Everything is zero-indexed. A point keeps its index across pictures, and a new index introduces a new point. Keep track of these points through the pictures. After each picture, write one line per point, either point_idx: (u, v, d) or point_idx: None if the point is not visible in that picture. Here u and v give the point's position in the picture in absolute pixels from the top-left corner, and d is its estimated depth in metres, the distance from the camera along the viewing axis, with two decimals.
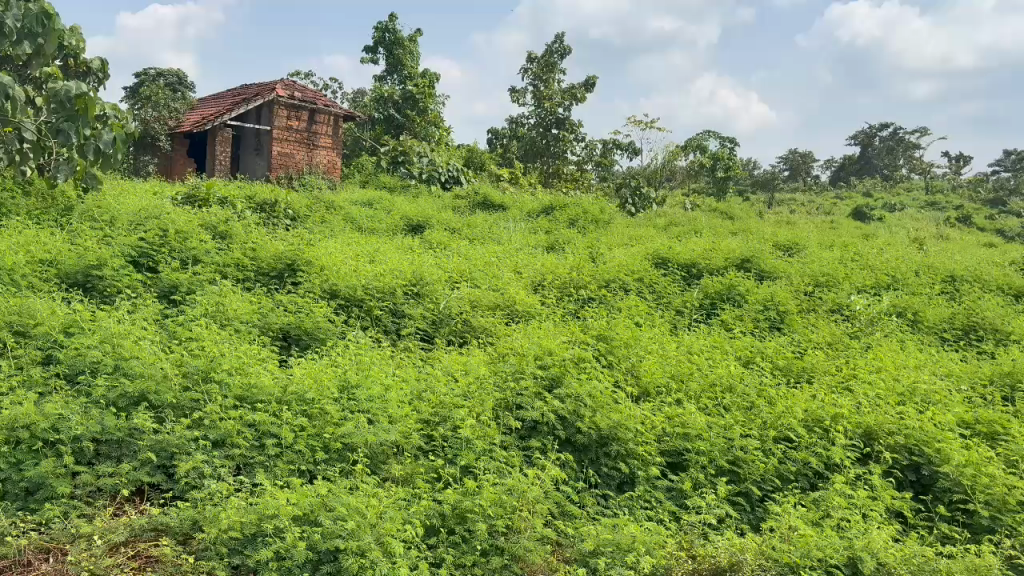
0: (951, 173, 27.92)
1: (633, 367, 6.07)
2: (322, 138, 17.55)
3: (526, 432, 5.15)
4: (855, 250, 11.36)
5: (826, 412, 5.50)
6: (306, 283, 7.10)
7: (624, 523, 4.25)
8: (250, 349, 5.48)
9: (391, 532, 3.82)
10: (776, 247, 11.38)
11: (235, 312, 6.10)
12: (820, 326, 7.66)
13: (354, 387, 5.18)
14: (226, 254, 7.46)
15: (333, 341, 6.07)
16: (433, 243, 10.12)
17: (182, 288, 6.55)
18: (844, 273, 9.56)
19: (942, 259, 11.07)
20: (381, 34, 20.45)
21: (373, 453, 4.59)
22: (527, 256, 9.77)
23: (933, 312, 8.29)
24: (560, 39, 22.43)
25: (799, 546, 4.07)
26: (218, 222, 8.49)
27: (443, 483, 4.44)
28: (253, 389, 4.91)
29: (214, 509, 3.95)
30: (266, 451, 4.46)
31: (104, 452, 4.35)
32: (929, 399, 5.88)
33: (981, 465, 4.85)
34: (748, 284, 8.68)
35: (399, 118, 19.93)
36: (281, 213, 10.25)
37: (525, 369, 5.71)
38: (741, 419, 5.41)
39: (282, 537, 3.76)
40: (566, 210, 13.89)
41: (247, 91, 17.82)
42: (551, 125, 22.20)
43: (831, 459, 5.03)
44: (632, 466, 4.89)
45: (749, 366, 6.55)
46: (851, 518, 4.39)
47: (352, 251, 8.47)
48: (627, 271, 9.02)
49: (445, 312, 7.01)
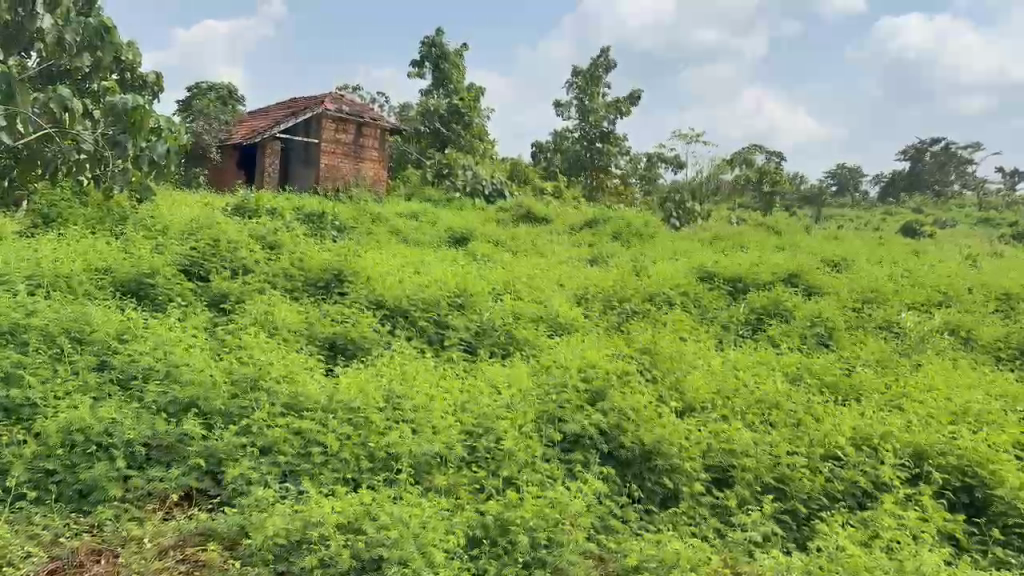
0: (1005, 189, 27.25)
1: (678, 381, 6.02)
2: (370, 151, 17.76)
3: (569, 445, 5.12)
4: (906, 267, 11.14)
5: (875, 431, 5.39)
6: (352, 294, 7.18)
7: (668, 540, 4.21)
8: (298, 358, 5.55)
9: (434, 543, 3.84)
10: (823, 262, 11.20)
11: (283, 321, 6.20)
12: (870, 344, 7.52)
13: (399, 397, 5.21)
14: (275, 264, 7.58)
15: (378, 351, 6.12)
16: (477, 255, 10.15)
17: (232, 297, 6.66)
18: (894, 290, 9.39)
19: (995, 277, 10.81)
20: (428, 48, 20.60)
21: (416, 462, 4.61)
22: (571, 269, 9.75)
23: (987, 331, 8.09)
24: (606, 53, 22.44)
25: (848, 566, 4.00)
26: (267, 232, 8.63)
27: (486, 495, 4.45)
28: (299, 398, 4.96)
29: (260, 516, 3.99)
30: (312, 458, 4.51)
31: (155, 457, 4.43)
32: (983, 419, 5.75)
33: None
34: (795, 300, 8.56)
35: (445, 131, 20.09)
36: (328, 224, 10.38)
37: (568, 383, 5.70)
38: (788, 437, 5.33)
39: (327, 545, 3.79)
40: (611, 224, 13.86)
41: (296, 104, 18.12)
42: (595, 138, 22.21)
43: (880, 479, 4.93)
44: (676, 482, 4.84)
45: (796, 382, 6.46)
46: (901, 540, 4.30)
47: (397, 262, 8.55)
48: (673, 286, 8.96)
49: (490, 323, 7.01)
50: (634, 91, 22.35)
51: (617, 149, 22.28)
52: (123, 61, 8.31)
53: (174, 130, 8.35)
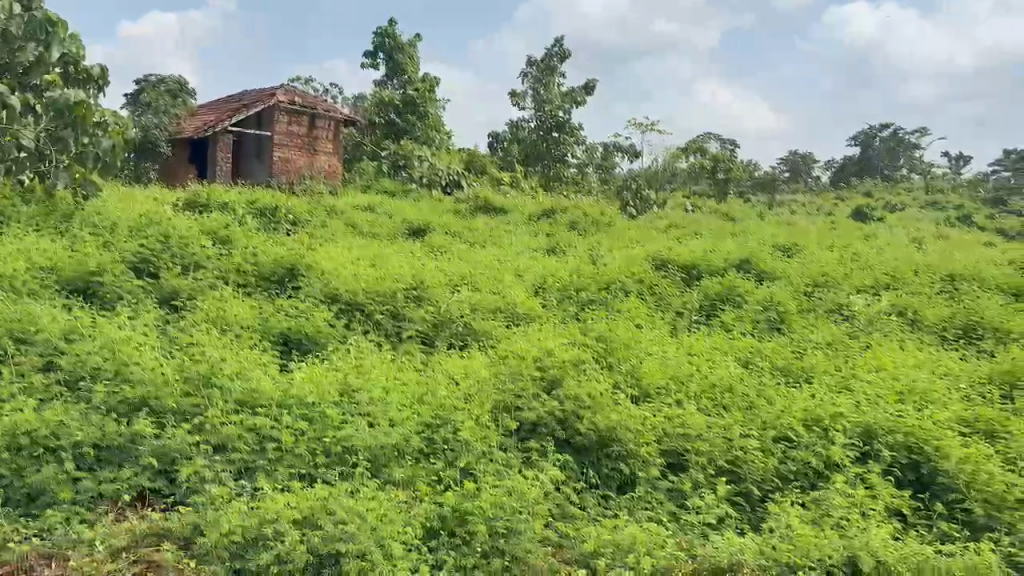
0: (951, 173, 27.86)
1: (633, 368, 6.08)
2: (324, 143, 17.57)
3: (526, 434, 5.16)
4: (855, 251, 11.36)
5: (825, 412, 5.49)
6: (306, 289, 7.11)
7: (624, 524, 4.26)
8: (251, 354, 5.50)
9: (391, 535, 3.85)
10: (775, 247, 11.37)
11: (235, 318, 6.12)
12: (821, 327, 7.67)
13: (355, 391, 5.18)
14: (227, 260, 7.48)
15: (334, 346, 6.09)
16: (433, 247, 10.13)
17: (183, 294, 6.58)
18: (844, 274, 9.57)
19: (941, 258, 11.08)
20: (380, 39, 20.41)
21: (373, 456, 4.60)
22: (528, 259, 9.76)
23: (932, 312, 8.30)
24: (560, 42, 22.47)
25: (799, 546, 4.10)
26: (218, 227, 8.49)
27: (444, 486, 4.46)
28: (253, 394, 4.92)
29: (214, 513, 3.94)
30: (267, 454, 4.47)
31: (105, 458, 4.35)
32: (929, 397, 5.89)
33: (979, 463, 4.92)
34: (747, 285, 8.67)
35: (400, 123, 19.97)
36: (281, 218, 10.26)
37: (525, 372, 5.72)
38: (741, 420, 5.41)
39: (282, 540, 3.76)
40: (568, 213, 13.89)
41: (247, 97, 17.86)
42: (551, 128, 22.21)
43: (831, 459, 5.04)
44: (633, 468, 4.89)
45: (748, 366, 6.57)
46: (850, 517, 4.41)
47: (352, 255, 8.48)
48: (628, 274, 9.03)
49: (446, 315, 7.00)
50: (588, 80, 22.42)
51: (573, 139, 22.34)
52: (66, 56, 8.19)
53: (121, 125, 8.15)
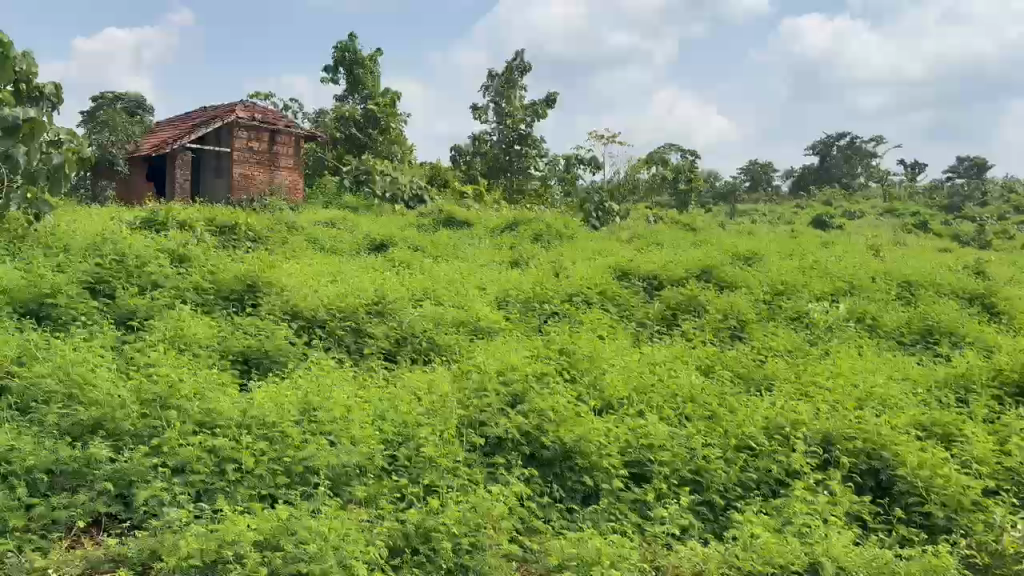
0: (907, 180, 28.42)
1: (596, 380, 6.09)
2: (285, 159, 17.43)
3: (490, 449, 5.14)
4: (813, 259, 11.52)
5: (786, 420, 5.54)
6: (266, 305, 7.04)
7: (589, 537, 4.26)
8: (210, 374, 5.42)
9: (354, 554, 3.81)
10: (735, 257, 11.48)
11: (194, 336, 6.05)
12: (780, 334, 7.76)
13: (316, 409, 5.13)
14: (185, 278, 7.39)
15: (294, 363, 6.04)
16: (397, 261, 10.09)
17: (140, 314, 6.49)
18: (802, 281, 9.70)
19: (895, 264, 11.29)
20: (341, 54, 20.20)
21: (335, 475, 4.56)
22: (491, 272, 9.76)
23: (889, 317, 8.44)
24: (520, 56, 22.53)
25: (762, 553, 4.14)
26: (176, 245, 8.39)
27: (408, 503, 4.43)
28: (212, 414, 4.85)
29: (173, 538, 3.85)
30: (226, 476, 4.41)
31: (59, 484, 4.26)
32: (886, 403, 5.99)
33: (935, 466, 5.01)
34: (708, 294, 8.74)
35: (361, 137, 19.92)
36: (240, 235, 10.16)
37: (488, 386, 5.70)
38: (703, 429, 5.44)
39: (244, 563, 3.71)
40: (531, 225, 13.92)
41: (206, 113, 17.65)
42: (514, 141, 22.26)
43: (792, 466, 5.09)
44: (597, 479, 4.92)
45: (709, 375, 6.63)
46: (811, 524, 4.46)
47: (312, 271, 8.41)
48: (591, 285, 9.08)
49: (409, 330, 6.97)
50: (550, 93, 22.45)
51: (535, 151, 22.40)
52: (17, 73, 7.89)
53: (77, 143, 8.06)
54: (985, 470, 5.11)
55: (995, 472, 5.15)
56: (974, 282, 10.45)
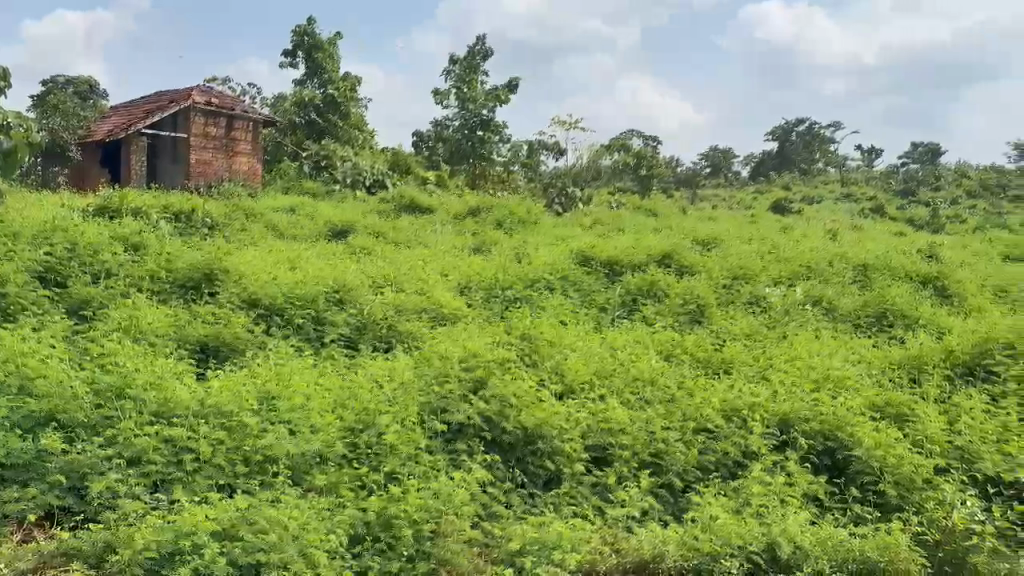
0: (865, 166, 28.84)
1: (558, 365, 6.10)
2: (243, 144, 17.19)
3: (452, 435, 5.12)
4: (772, 243, 11.65)
5: (744, 403, 5.61)
6: (223, 294, 6.95)
7: (550, 521, 4.28)
8: (166, 363, 5.34)
9: (314, 542, 3.79)
10: (695, 243, 11.57)
11: (150, 325, 5.94)
12: (739, 319, 7.84)
13: (275, 398, 5.08)
14: (140, 267, 7.25)
15: (253, 352, 5.97)
16: (358, 248, 10.01)
17: (94, 303, 6.36)
18: (761, 265, 9.81)
19: (851, 249, 11.46)
20: (299, 37, 19.98)
21: (295, 464, 4.53)
22: (453, 259, 9.72)
23: (845, 301, 8.57)
24: (482, 40, 22.43)
25: (720, 534, 4.21)
26: (130, 233, 8.22)
27: (368, 491, 4.41)
28: (169, 404, 4.77)
29: (127, 530, 3.79)
30: (183, 466, 4.34)
31: (9, 477, 4.17)
32: (842, 385, 6.09)
33: (889, 446, 5.11)
34: (668, 279, 8.80)
35: (321, 122, 19.67)
36: (197, 222, 10.00)
37: (450, 372, 5.68)
38: (664, 412, 5.49)
39: (202, 554, 3.66)
40: (493, 211, 13.88)
41: (161, 98, 17.31)
42: (476, 126, 22.17)
43: (750, 448, 5.15)
44: (558, 464, 4.94)
45: (669, 359, 6.68)
46: (769, 505, 4.53)
47: (270, 259, 8.31)
48: (553, 271, 9.09)
49: (370, 317, 6.92)
50: (512, 78, 22.39)
51: (497, 137, 22.33)
52: None
53: (25, 127, 7.86)
54: (937, 450, 5.23)
55: (947, 451, 5.26)
56: (928, 265, 10.66)
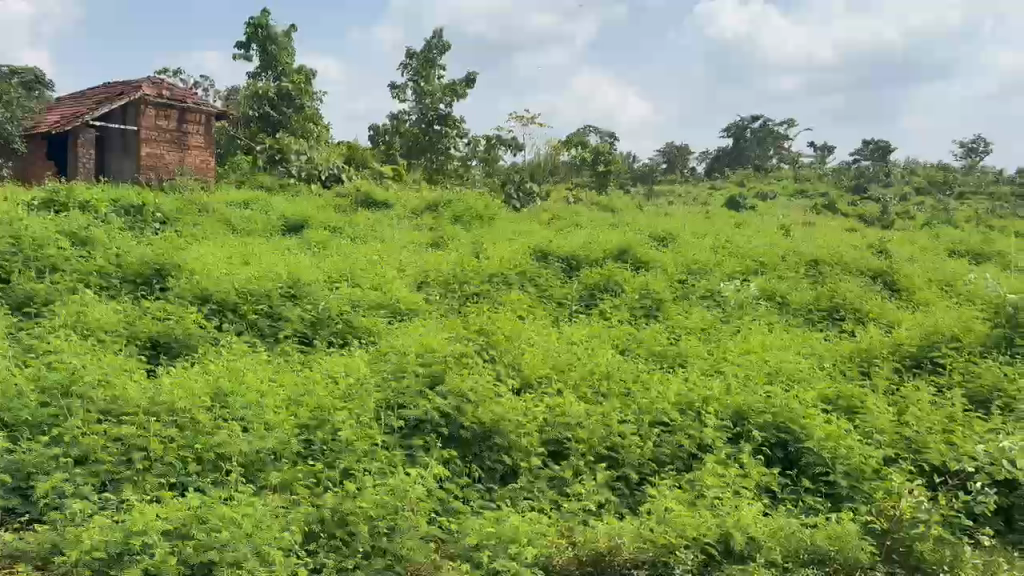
0: (817, 162, 29.32)
1: (516, 359, 6.10)
2: (196, 138, 16.71)
3: (409, 431, 5.10)
4: (726, 239, 11.79)
5: (698, 396, 5.66)
6: (174, 290, 6.82)
7: (507, 515, 4.29)
8: (115, 360, 5.23)
9: (268, 540, 3.75)
10: (651, 238, 11.66)
11: (98, 321, 5.82)
12: (694, 313, 7.93)
13: (228, 394, 5.00)
14: (88, 261, 7.09)
15: (205, 348, 5.87)
16: (313, 243, 9.90)
17: (39, 299, 6.20)
18: (715, 261, 9.91)
19: (803, 244, 11.63)
20: (253, 30, 19.68)
21: (249, 461, 4.47)
22: (410, 254, 9.67)
23: (798, 295, 8.70)
24: (439, 34, 22.32)
25: (675, 526, 4.25)
26: (78, 227, 8.03)
27: (324, 488, 4.37)
28: (118, 402, 4.66)
29: (75, 529, 3.70)
30: (134, 465, 4.26)
31: None
32: (793, 377, 6.19)
33: (839, 438, 5.22)
34: (625, 274, 8.85)
35: (276, 116, 19.42)
36: (148, 216, 9.80)
37: (406, 367, 5.65)
38: (620, 405, 5.52)
39: (153, 553, 3.60)
40: (451, 206, 13.82)
41: (110, 90, 16.89)
42: (433, 121, 22.08)
43: (704, 441, 5.21)
44: (515, 458, 4.94)
45: (626, 353, 6.73)
46: (723, 496, 4.59)
47: (223, 253, 8.18)
48: (510, 266, 9.09)
49: (326, 312, 6.85)
50: (469, 73, 22.34)
51: (455, 131, 22.26)
52: None
53: None
54: (886, 441, 5.36)
55: (895, 442, 5.38)
56: (877, 260, 10.87)
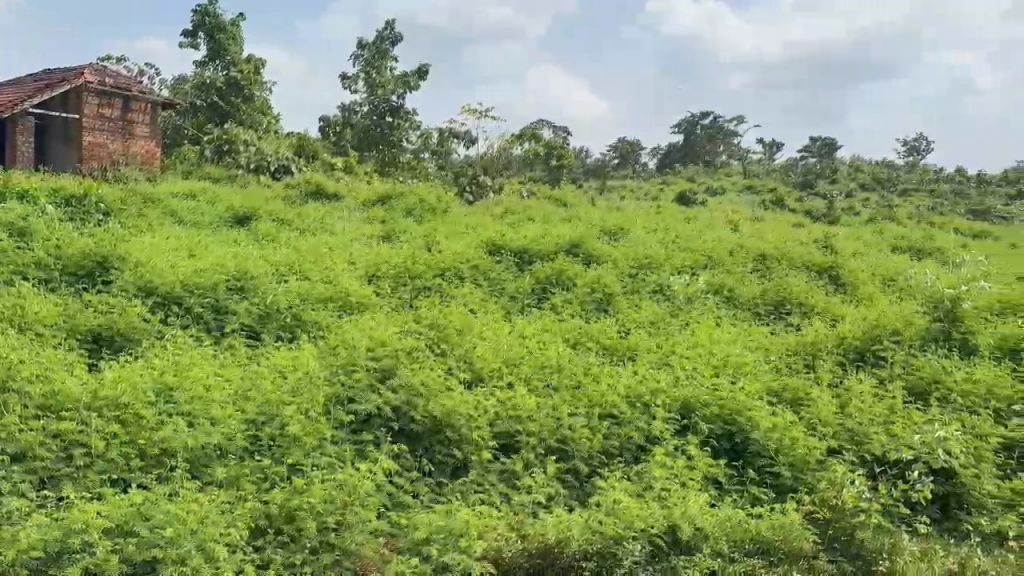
0: (766, 159, 29.77)
1: (467, 353, 6.08)
2: (140, 127, 16.51)
3: (359, 426, 5.07)
4: (676, 233, 11.91)
5: (647, 388, 5.71)
6: (117, 283, 6.66)
7: (456, 509, 4.28)
8: (54, 354, 5.09)
9: (213, 537, 3.70)
10: (603, 233, 11.72)
11: (36, 316, 5.66)
12: (644, 307, 8.00)
13: (171, 390, 4.90)
14: (26, 254, 6.88)
15: (149, 342, 5.75)
16: (261, 235, 9.75)
17: None
18: (666, 256, 10.00)
19: (752, 239, 11.79)
20: (201, 17, 19.30)
21: (194, 456, 4.39)
22: (361, 247, 9.58)
23: (746, 290, 8.82)
24: (391, 25, 22.10)
25: (622, 518, 4.29)
26: (15, 218, 7.79)
27: (270, 484, 4.31)
28: (57, 397, 4.54)
29: (10, 530, 3.60)
30: (73, 461, 4.16)
31: None
32: (740, 370, 6.28)
33: (784, 430, 5.34)
34: (576, 268, 8.88)
35: (223, 106, 19.07)
36: (89, 207, 9.55)
37: (356, 361, 5.59)
38: (570, 398, 5.55)
39: (93, 552, 3.52)
40: (403, 199, 13.73)
41: (50, 76, 16.40)
42: (385, 113, 21.90)
43: (652, 433, 5.26)
44: (465, 451, 4.94)
45: (577, 347, 6.76)
46: (670, 488, 4.65)
47: (168, 245, 8.01)
48: (462, 259, 9.06)
49: (274, 305, 6.75)
50: (421, 65, 22.18)
51: (407, 124, 22.10)
52: None
53: None
54: (829, 432, 5.48)
55: (837, 433, 5.51)
56: (822, 255, 11.07)
